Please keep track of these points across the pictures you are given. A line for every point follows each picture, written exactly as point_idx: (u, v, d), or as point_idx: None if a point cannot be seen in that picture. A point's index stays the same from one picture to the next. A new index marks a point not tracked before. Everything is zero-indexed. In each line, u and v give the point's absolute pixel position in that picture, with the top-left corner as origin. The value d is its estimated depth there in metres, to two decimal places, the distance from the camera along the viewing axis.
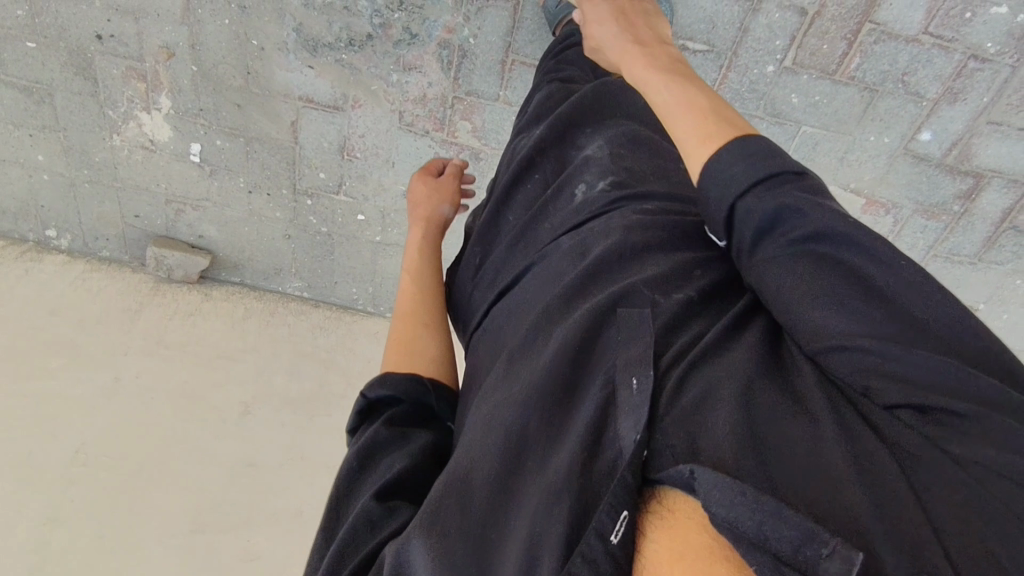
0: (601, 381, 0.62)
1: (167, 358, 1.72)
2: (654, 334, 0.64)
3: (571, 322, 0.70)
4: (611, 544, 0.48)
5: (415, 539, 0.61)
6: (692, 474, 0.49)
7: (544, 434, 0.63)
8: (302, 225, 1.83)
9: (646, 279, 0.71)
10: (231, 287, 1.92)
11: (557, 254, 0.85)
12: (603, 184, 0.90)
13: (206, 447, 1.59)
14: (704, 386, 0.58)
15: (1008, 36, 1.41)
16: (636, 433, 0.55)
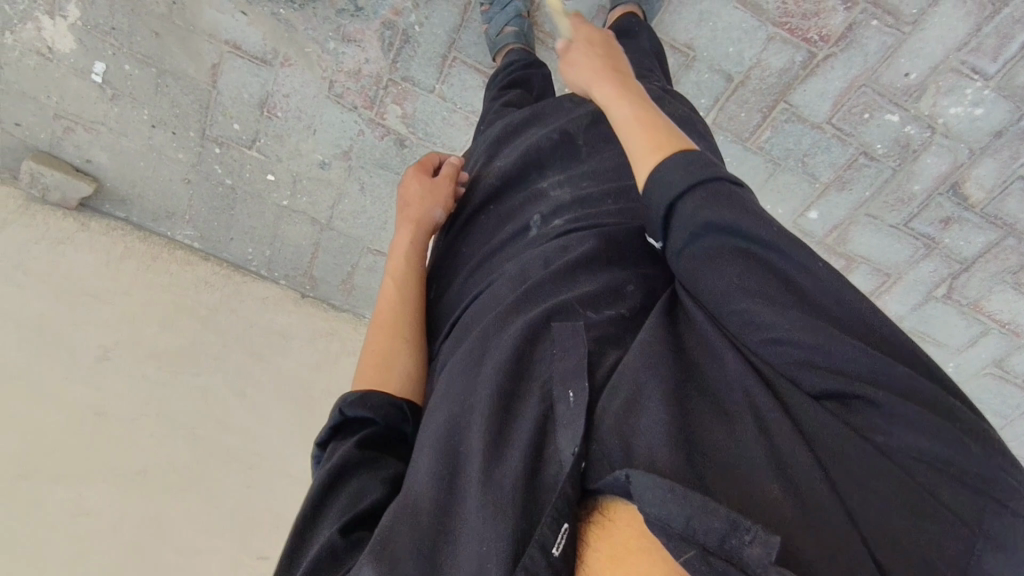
0: (539, 399, 0.69)
1: (23, 285, 1.57)
2: (590, 345, 0.72)
3: (514, 338, 0.75)
4: (554, 555, 0.55)
5: (364, 568, 0.62)
6: (627, 478, 0.56)
7: (487, 458, 0.67)
8: (204, 173, 1.75)
9: (581, 296, 0.78)
10: (113, 222, 1.79)
11: (518, 258, 0.91)
12: (561, 208, 0.96)
13: (54, 388, 1.48)
14: (618, 393, 0.66)
15: (895, 142, 1.57)
16: (574, 447, 0.62)
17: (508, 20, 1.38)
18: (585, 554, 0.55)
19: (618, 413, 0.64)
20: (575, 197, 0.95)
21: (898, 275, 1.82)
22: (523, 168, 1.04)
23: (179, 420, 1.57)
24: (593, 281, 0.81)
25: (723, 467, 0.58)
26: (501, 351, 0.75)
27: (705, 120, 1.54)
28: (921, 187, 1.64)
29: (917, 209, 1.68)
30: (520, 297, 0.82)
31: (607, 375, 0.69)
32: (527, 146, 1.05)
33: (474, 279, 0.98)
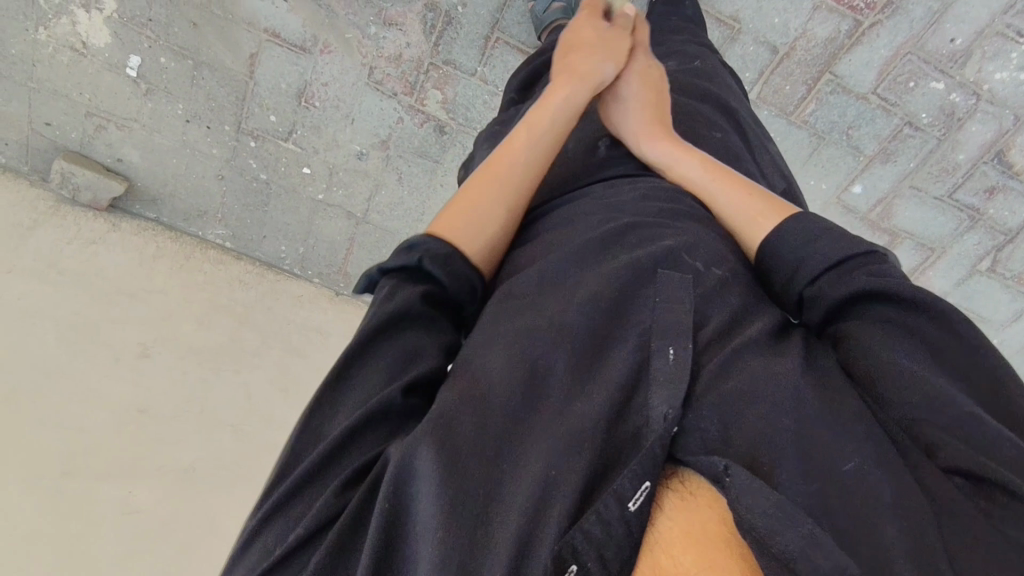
0: (636, 343, 0.64)
1: (57, 286, 1.53)
2: (693, 305, 0.67)
3: (610, 273, 0.70)
4: (629, 510, 0.51)
5: (424, 449, 0.54)
6: (726, 470, 0.52)
7: (569, 379, 0.62)
8: (239, 168, 1.69)
9: (685, 246, 0.73)
10: (144, 223, 1.72)
11: (594, 204, 0.85)
12: (647, 177, 0.91)
13: (94, 386, 1.46)
14: (727, 359, 0.62)
15: (940, 110, 1.57)
16: (670, 408, 0.58)
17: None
18: (655, 518, 0.51)
19: (725, 385, 0.59)
20: (660, 174, 0.92)
21: (943, 250, 1.78)
22: (598, 138, 1.01)
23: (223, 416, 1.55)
24: (692, 236, 0.75)
25: (826, 451, 0.54)
26: (597, 283, 0.69)
27: (751, 94, 1.56)
28: (966, 157, 1.63)
29: (961, 179, 1.66)
30: (605, 233, 0.77)
31: (714, 337, 0.64)
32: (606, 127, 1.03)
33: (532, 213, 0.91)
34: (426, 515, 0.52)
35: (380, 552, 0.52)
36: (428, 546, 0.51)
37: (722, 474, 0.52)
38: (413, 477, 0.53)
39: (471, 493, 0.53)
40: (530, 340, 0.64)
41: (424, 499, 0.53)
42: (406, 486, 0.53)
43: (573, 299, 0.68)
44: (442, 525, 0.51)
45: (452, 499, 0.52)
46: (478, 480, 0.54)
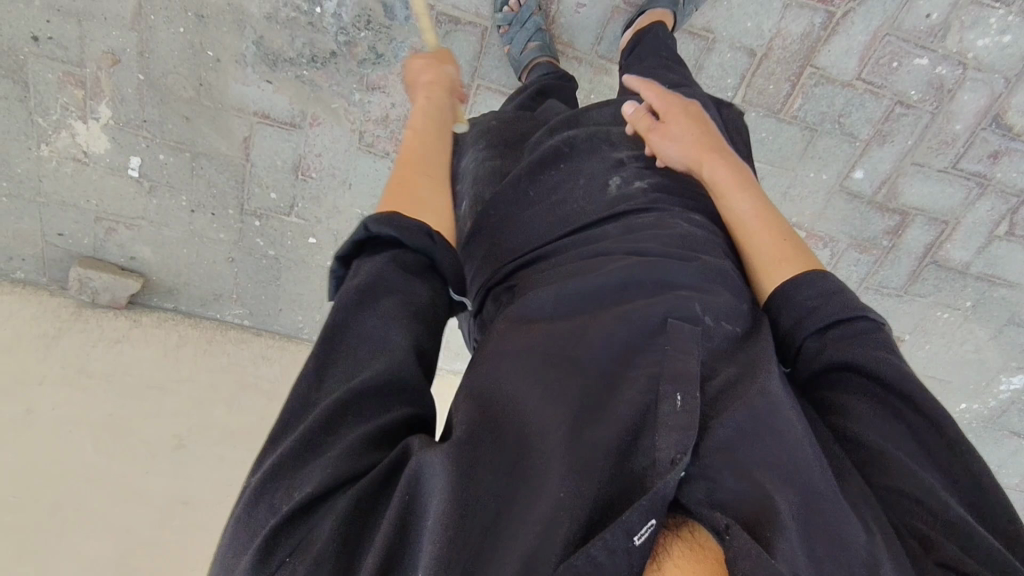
0: (646, 382, 0.68)
1: (88, 389, 1.56)
2: (702, 359, 0.72)
3: (627, 317, 0.75)
4: (634, 543, 0.54)
5: (436, 457, 0.61)
6: (727, 527, 0.57)
7: (598, 408, 0.67)
8: (247, 248, 1.72)
9: (703, 302, 0.78)
10: (163, 313, 1.76)
11: (606, 245, 0.89)
12: (651, 215, 0.94)
13: (134, 482, 1.48)
14: (741, 409, 0.66)
15: (928, 85, 1.57)
16: (679, 454, 0.61)
17: (530, 36, 1.43)
18: (660, 559, 0.55)
19: (731, 434, 0.65)
20: (673, 218, 0.93)
21: (956, 222, 1.75)
22: (611, 173, 1.01)
23: None
24: (703, 294, 0.79)
25: (799, 493, 0.62)
26: (615, 323, 0.74)
27: (736, 98, 1.57)
28: (963, 126, 1.62)
29: (963, 149, 1.64)
30: (619, 278, 0.81)
31: (722, 387, 0.69)
32: (630, 170, 1.02)
33: (536, 243, 0.96)
34: (434, 515, 0.58)
35: (392, 538, 0.58)
36: (432, 548, 0.57)
37: (724, 530, 0.57)
38: (427, 480, 0.60)
39: (483, 506, 0.60)
40: (554, 372, 0.71)
41: (433, 502, 0.59)
42: (420, 488, 0.60)
43: (601, 330, 0.74)
44: (447, 526, 0.57)
45: (462, 509, 0.59)
46: (491, 492, 0.61)
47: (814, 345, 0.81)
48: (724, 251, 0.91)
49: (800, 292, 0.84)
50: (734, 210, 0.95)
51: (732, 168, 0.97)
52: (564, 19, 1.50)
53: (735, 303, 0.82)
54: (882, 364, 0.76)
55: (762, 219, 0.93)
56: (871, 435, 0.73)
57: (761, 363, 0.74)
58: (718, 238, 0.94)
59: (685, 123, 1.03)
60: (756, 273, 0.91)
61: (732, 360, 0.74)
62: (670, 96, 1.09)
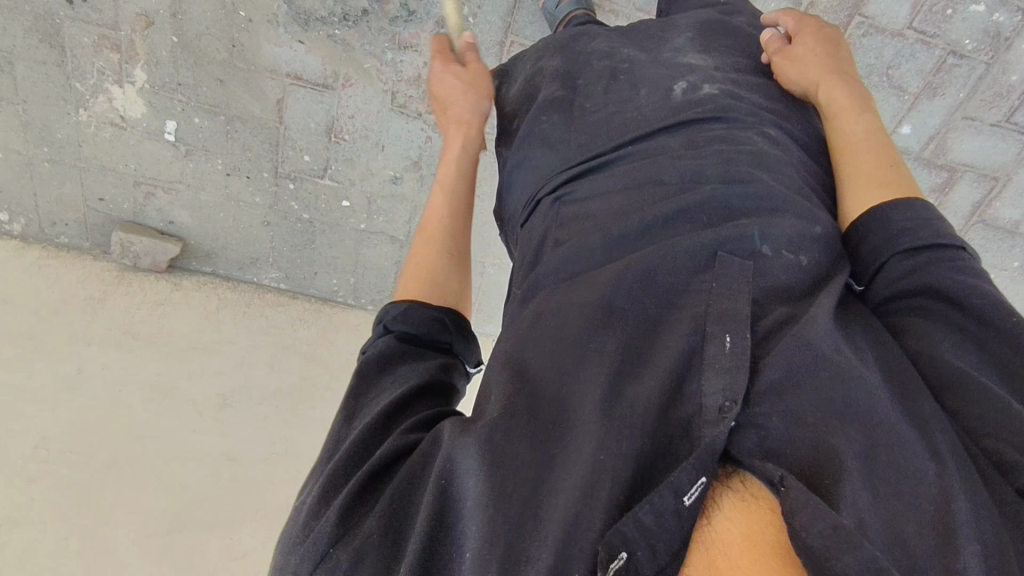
0: (691, 328, 0.67)
1: (135, 350, 1.61)
2: (752, 296, 0.70)
3: (677, 250, 0.74)
4: (685, 504, 0.55)
5: (468, 445, 0.62)
6: (782, 481, 0.56)
7: (636, 369, 0.66)
8: (283, 211, 1.73)
9: (765, 230, 0.76)
10: (202, 277, 1.79)
11: (667, 164, 0.86)
12: (719, 126, 0.90)
13: (181, 439, 1.52)
14: (792, 344, 0.65)
15: (984, 34, 1.50)
16: (723, 397, 0.61)
17: None
18: (712, 515, 0.56)
19: (780, 375, 0.63)
20: (743, 132, 0.89)
21: (1007, 178, 1.68)
22: (677, 79, 0.97)
23: (306, 453, 1.60)
24: (764, 220, 0.77)
25: (872, 437, 0.60)
26: (659, 257, 0.74)
27: None
28: (1019, 77, 1.55)
29: (1018, 101, 1.58)
30: (671, 211, 0.80)
31: (776, 323, 0.68)
32: (700, 74, 0.97)
33: (598, 148, 0.93)
34: (472, 498, 0.60)
35: (435, 519, 0.60)
36: (474, 533, 0.58)
37: (778, 484, 0.56)
38: (460, 469, 0.61)
39: (520, 482, 0.60)
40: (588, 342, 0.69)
41: (471, 502, 0.60)
42: (454, 479, 0.61)
43: (639, 284, 0.73)
44: (489, 507, 0.59)
45: (496, 487, 0.60)
46: (528, 469, 0.61)
47: (900, 265, 0.76)
48: (796, 169, 0.88)
49: (898, 212, 0.80)
50: (845, 131, 0.92)
51: (851, 92, 0.95)
52: None
53: (804, 225, 0.79)
54: (976, 292, 0.70)
55: (870, 144, 0.89)
56: (951, 361, 0.67)
57: (818, 301, 0.71)
58: (793, 156, 0.90)
59: (813, 45, 1.00)
60: (847, 189, 0.87)
61: (788, 300, 0.72)
62: (808, 18, 1.04)
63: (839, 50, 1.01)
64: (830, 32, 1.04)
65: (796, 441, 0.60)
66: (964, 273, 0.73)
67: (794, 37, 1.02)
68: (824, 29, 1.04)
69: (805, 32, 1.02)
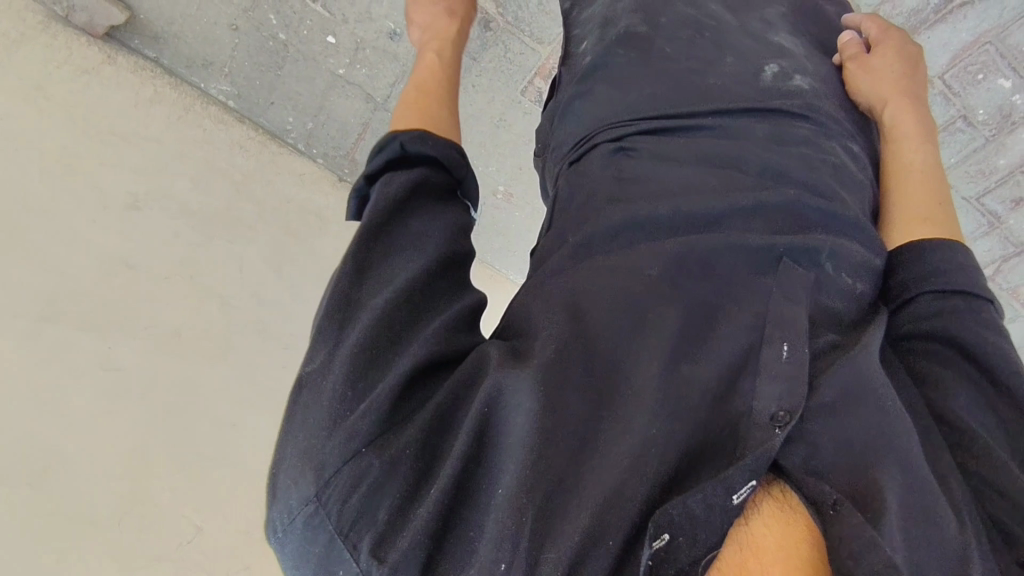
0: (755, 326, 0.67)
1: (45, 112, 1.39)
2: (809, 308, 0.71)
3: (746, 244, 0.73)
4: (732, 502, 0.57)
5: (522, 380, 0.59)
6: (833, 504, 0.58)
7: (692, 355, 0.65)
8: (255, 20, 1.51)
9: (835, 250, 0.76)
10: (142, 61, 1.57)
11: (745, 148, 0.83)
12: (803, 126, 0.88)
13: (77, 226, 1.34)
14: (846, 367, 0.66)
15: (998, 110, 1.52)
16: (780, 412, 0.62)
17: None
18: (750, 516, 0.58)
19: (834, 398, 0.64)
20: (826, 139, 0.88)
21: None
22: (769, 59, 0.94)
23: (214, 287, 1.47)
24: (835, 239, 0.77)
25: (904, 473, 0.61)
26: (730, 248, 0.72)
27: None
28: (1007, 162, 1.61)
29: (994, 184, 1.65)
30: (738, 203, 0.77)
31: (828, 345, 0.69)
32: (791, 61, 0.95)
33: (671, 107, 0.88)
34: (516, 435, 0.57)
35: (470, 450, 0.58)
36: (511, 471, 0.56)
37: (828, 506, 0.58)
38: (509, 405, 0.58)
39: (569, 426, 0.59)
40: (653, 307, 0.68)
41: (516, 441, 0.57)
42: (500, 412, 0.58)
43: (704, 264, 0.71)
44: (530, 452, 0.57)
45: (543, 432, 0.58)
46: (576, 417, 0.60)
47: (927, 305, 0.79)
48: (862, 193, 0.87)
49: (937, 255, 0.81)
50: (904, 158, 0.93)
51: (918, 118, 0.95)
52: None
53: (862, 253, 0.79)
54: (998, 353, 0.73)
55: (927, 179, 0.90)
56: (962, 413, 0.71)
57: (869, 334, 0.73)
58: (863, 173, 0.90)
59: (892, 60, 0.98)
60: (892, 221, 0.88)
61: (839, 324, 0.73)
62: (891, 28, 1.02)
63: (914, 70, 1.00)
64: (909, 48, 1.02)
65: (835, 464, 0.62)
66: (987, 329, 0.76)
67: (874, 47, 1.00)
68: (902, 45, 1.01)
69: (885, 45, 0.99)
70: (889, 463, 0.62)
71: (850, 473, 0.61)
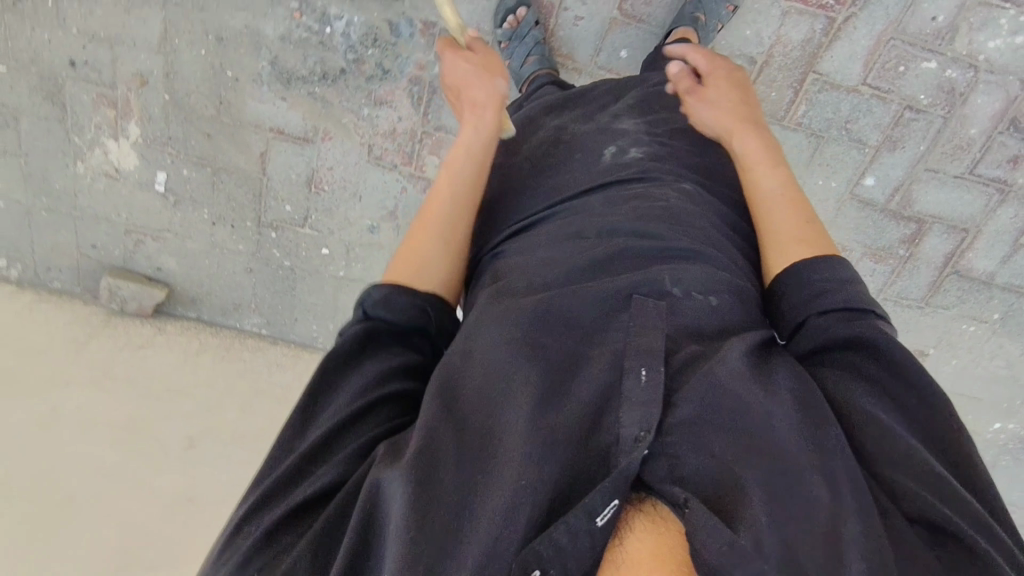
0: (610, 365, 0.78)
1: (110, 390, 1.67)
2: (667, 330, 0.82)
3: (595, 300, 0.86)
4: (596, 523, 0.62)
5: (394, 473, 0.67)
6: (685, 501, 0.65)
7: (556, 402, 0.75)
8: (264, 259, 1.81)
9: (676, 275, 0.88)
10: (186, 322, 1.85)
11: (593, 221, 0.99)
12: (638, 185, 1.04)
13: (144, 478, 1.58)
14: (700, 376, 0.76)
15: (938, 89, 1.54)
16: (642, 429, 0.72)
17: (530, 50, 1.45)
18: (624, 533, 0.63)
19: (693, 411, 0.74)
20: (661, 189, 1.03)
21: (977, 230, 1.72)
22: (606, 144, 1.12)
23: None
24: (676, 268, 0.89)
25: (774, 457, 0.69)
26: (583, 305, 0.85)
27: None
28: (978, 130, 1.58)
29: (979, 154, 1.61)
30: (587, 268, 0.91)
31: (687, 358, 0.79)
32: (628, 139, 1.12)
33: (532, 210, 1.05)
34: (394, 519, 0.65)
35: (360, 544, 0.66)
36: (393, 554, 0.63)
37: (682, 504, 0.65)
38: (387, 495, 0.67)
39: (446, 499, 0.66)
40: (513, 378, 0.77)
41: (395, 515, 0.65)
42: (381, 498, 0.67)
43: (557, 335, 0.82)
44: (408, 536, 0.63)
45: (418, 513, 0.64)
46: (452, 488, 0.67)
47: (817, 323, 0.86)
48: (709, 222, 1.00)
49: (817, 273, 0.89)
50: (740, 154, 1.08)
51: (756, 130, 1.10)
52: (564, 32, 1.49)
53: (712, 271, 0.91)
54: (885, 343, 0.80)
55: (789, 198, 1.01)
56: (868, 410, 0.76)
57: (731, 339, 0.82)
58: (708, 206, 1.04)
59: (722, 86, 1.17)
60: (770, 247, 0.97)
61: (700, 338, 0.83)
62: (719, 60, 1.22)
63: (745, 92, 1.18)
64: (738, 75, 1.21)
65: (701, 469, 0.70)
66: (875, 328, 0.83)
67: (704, 77, 1.19)
68: (732, 72, 1.20)
69: (712, 73, 1.19)
70: (756, 456, 0.70)
71: (717, 474, 0.69)
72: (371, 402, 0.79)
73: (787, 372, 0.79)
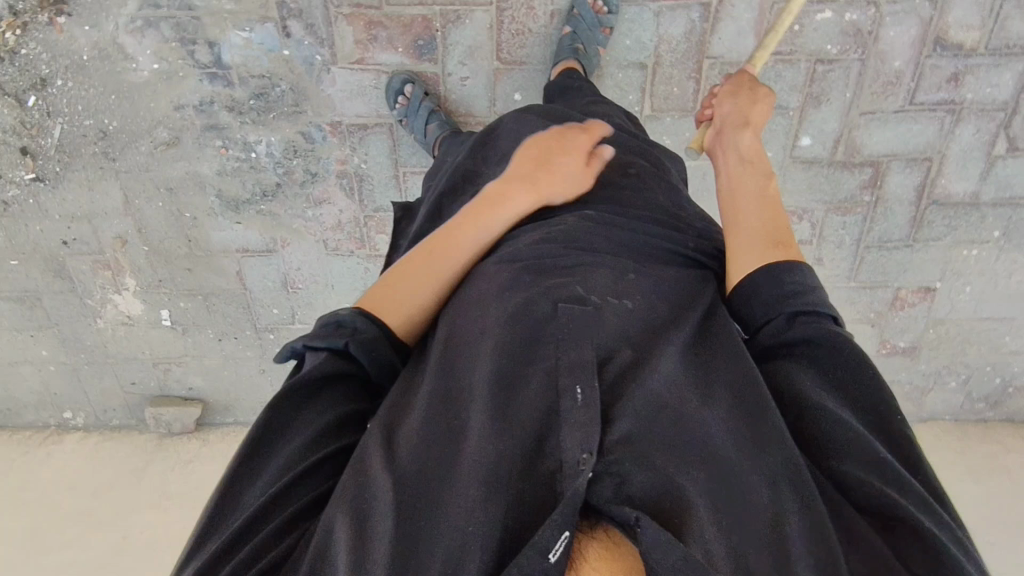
0: (546, 382, 0.77)
1: (167, 508, 1.91)
2: (595, 345, 0.82)
3: (527, 319, 0.84)
4: (551, 560, 0.60)
5: (344, 532, 0.67)
6: (636, 520, 0.64)
7: (495, 432, 0.74)
8: (271, 358, 1.98)
9: (596, 289, 0.90)
10: (225, 428, 2.07)
11: (516, 248, 0.99)
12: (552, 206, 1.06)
13: None
14: (631, 395, 0.77)
15: (844, 35, 1.50)
16: (585, 449, 0.71)
17: (427, 120, 1.52)
18: (580, 565, 0.62)
19: (629, 427, 0.74)
20: (580, 208, 1.05)
21: (941, 155, 1.62)
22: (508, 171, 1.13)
23: None
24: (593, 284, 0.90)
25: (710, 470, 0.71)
26: (515, 326, 0.84)
27: (642, 113, 1.56)
28: (902, 62, 1.52)
29: (913, 83, 1.54)
30: (510, 292, 0.90)
31: (617, 370, 0.80)
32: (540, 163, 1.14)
33: None
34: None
35: None
36: None
37: (633, 523, 0.64)
38: (337, 556, 0.66)
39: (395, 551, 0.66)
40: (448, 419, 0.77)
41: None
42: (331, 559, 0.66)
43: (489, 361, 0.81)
44: None
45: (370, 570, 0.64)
46: (400, 539, 0.66)
47: (782, 322, 0.86)
48: (627, 225, 1.01)
49: (790, 276, 0.88)
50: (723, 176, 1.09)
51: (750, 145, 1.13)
52: (457, 94, 1.60)
53: (627, 280, 0.93)
54: (848, 342, 0.81)
55: (762, 206, 1.01)
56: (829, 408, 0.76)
57: (657, 347, 0.84)
58: (628, 214, 1.06)
59: (729, 103, 1.20)
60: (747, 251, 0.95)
61: (628, 342, 0.84)
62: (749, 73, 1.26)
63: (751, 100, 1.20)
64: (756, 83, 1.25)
65: (645, 484, 0.70)
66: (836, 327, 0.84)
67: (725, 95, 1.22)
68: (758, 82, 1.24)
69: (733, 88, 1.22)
70: (693, 468, 0.71)
71: (658, 487, 0.70)
72: (319, 459, 0.75)
73: (721, 381, 0.81)
